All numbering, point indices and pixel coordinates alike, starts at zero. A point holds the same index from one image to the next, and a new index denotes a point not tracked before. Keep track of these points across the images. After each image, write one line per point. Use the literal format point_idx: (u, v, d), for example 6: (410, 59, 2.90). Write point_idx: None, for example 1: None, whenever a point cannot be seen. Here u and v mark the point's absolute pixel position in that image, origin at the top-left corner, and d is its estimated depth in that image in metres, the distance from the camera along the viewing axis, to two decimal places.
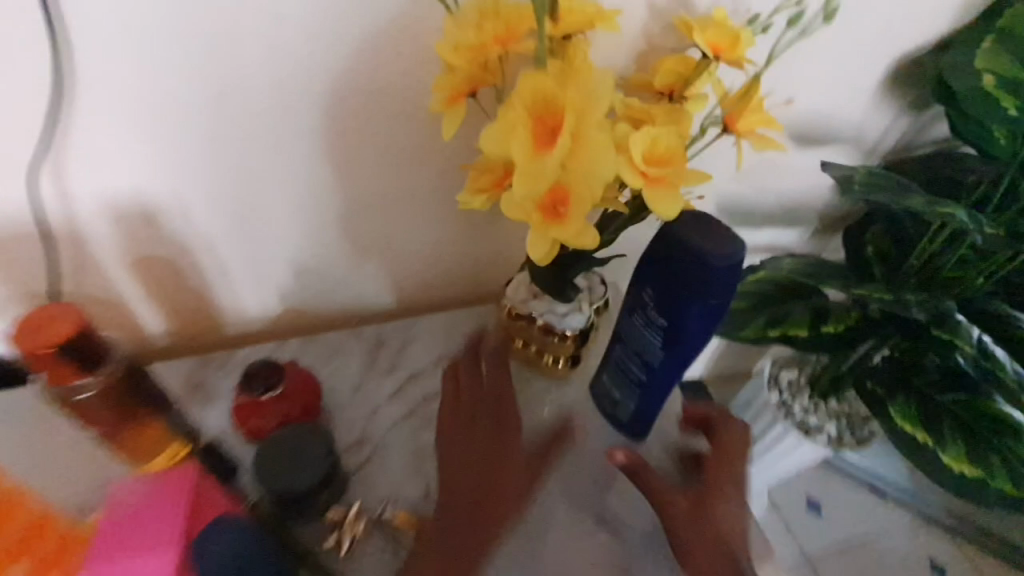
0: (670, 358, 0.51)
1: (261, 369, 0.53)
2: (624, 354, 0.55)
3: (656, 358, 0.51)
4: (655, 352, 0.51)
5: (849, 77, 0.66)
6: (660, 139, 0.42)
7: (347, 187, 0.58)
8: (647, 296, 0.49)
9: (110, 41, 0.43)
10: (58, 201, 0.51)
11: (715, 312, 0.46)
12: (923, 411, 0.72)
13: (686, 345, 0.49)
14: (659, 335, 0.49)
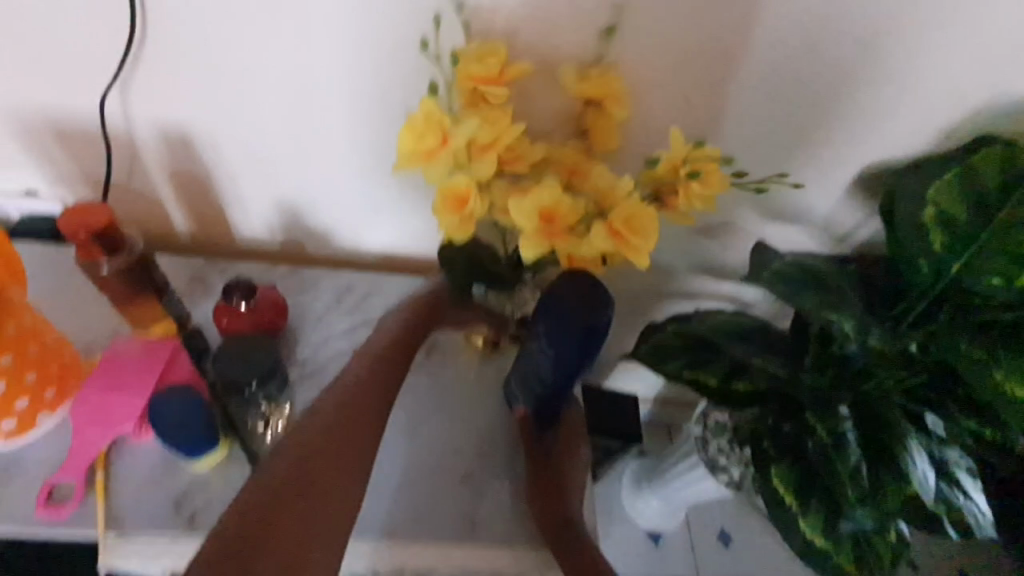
0: (558, 378, 0.60)
1: (243, 285, 0.65)
2: (527, 369, 0.63)
3: (547, 374, 0.60)
4: (546, 370, 0.60)
5: (815, 168, 0.71)
6: (553, 200, 0.51)
7: (342, 154, 0.71)
8: (540, 330, 0.58)
9: (175, 13, 0.57)
10: (121, 120, 0.67)
11: (582, 338, 0.57)
12: (803, 477, 0.72)
13: (568, 369, 0.59)
14: (548, 356, 0.59)
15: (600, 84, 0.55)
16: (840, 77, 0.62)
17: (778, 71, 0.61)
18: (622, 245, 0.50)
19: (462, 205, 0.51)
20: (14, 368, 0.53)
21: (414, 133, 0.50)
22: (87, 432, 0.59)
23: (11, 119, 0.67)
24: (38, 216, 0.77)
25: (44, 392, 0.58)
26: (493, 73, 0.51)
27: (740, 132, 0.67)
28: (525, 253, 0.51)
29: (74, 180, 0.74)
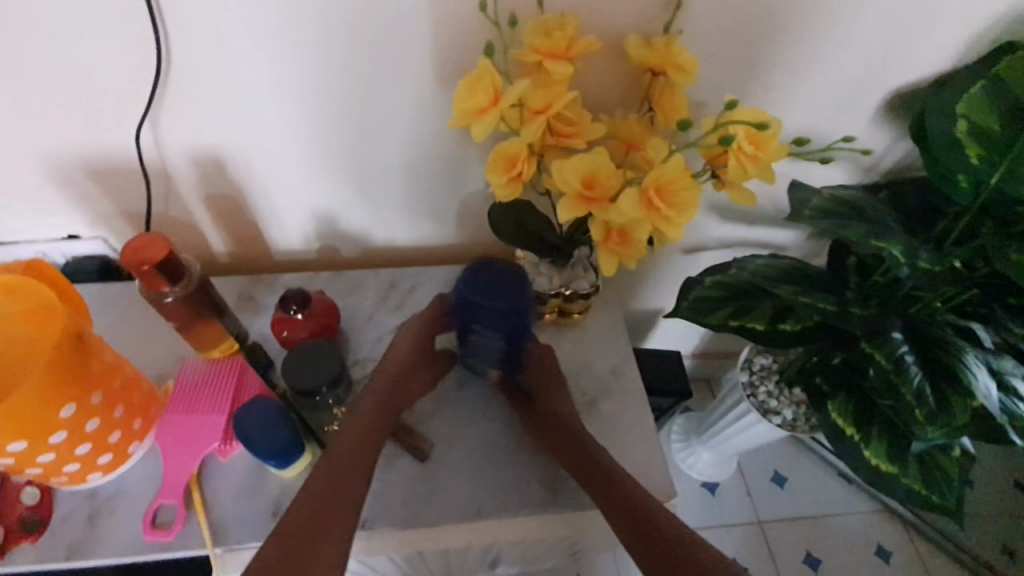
0: (507, 344, 0.63)
1: (298, 295, 0.66)
2: (478, 350, 0.66)
3: (500, 346, 0.64)
4: (496, 343, 0.64)
5: (842, 101, 0.71)
6: (600, 169, 0.50)
7: (369, 156, 0.72)
8: (476, 328, 0.62)
9: (196, 33, 0.57)
10: (154, 148, 0.68)
11: (509, 314, 0.59)
12: (860, 408, 0.79)
13: (499, 336, 0.62)
14: (497, 337, 0.62)
15: (667, 56, 0.54)
16: (859, 4, 0.61)
17: (795, 9, 0.61)
18: (655, 215, 0.47)
19: (513, 166, 0.51)
20: (103, 406, 0.55)
21: (470, 89, 0.46)
22: (177, 456, 0.61)
23: (46, 166, 0.68)
24: (83, 257, 0.80)
25: (132, 423, 0.59)
26: (560, 46, 0.50)
27: (760, 75, 0.67)
28: (560, 212, 0.51)
29: (111, 218, 0.76)
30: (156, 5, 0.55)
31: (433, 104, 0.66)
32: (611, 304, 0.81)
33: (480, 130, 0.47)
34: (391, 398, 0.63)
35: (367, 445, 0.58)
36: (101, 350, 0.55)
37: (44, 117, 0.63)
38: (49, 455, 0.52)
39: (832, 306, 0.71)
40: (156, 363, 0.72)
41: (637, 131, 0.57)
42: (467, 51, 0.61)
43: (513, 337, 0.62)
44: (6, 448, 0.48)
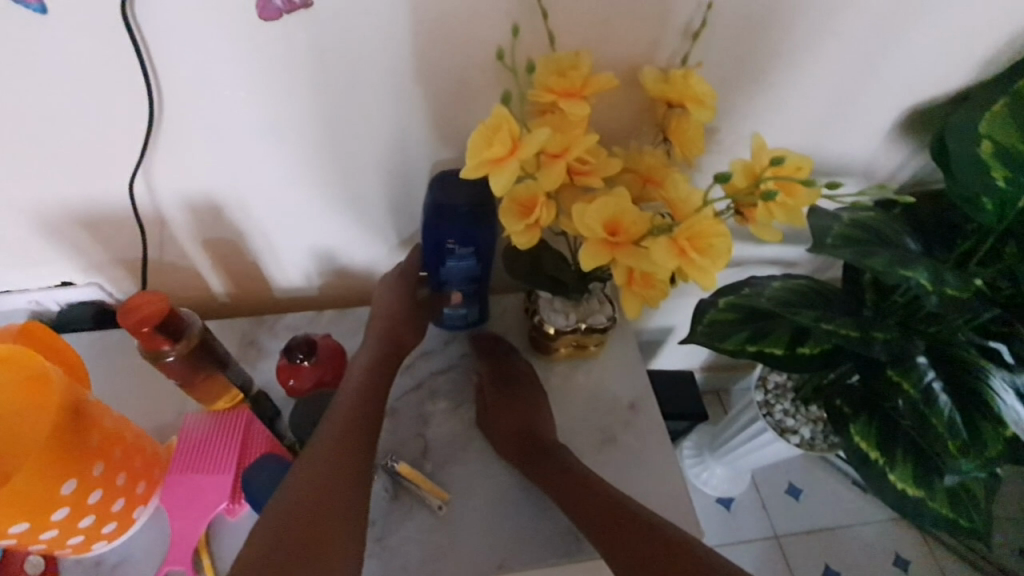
0: (480, 264, 0.65)
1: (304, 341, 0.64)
2: (452, 282, 0.67)
3: (473, 269, 0.65)
4: (470, 267, 0.65)
5: (857, 121, 0.69)
6: (626, 214, 0.48)
7: (372, 193, 0.69)
8: (451, 246, 0.62)
9: (190, 80, 0.55)
10: (148, 196, 0.65)
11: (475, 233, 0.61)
12: (884, 433, 0.77)
13: (478, 255, 0.64)
14: (471, 258, 0.64)
15: (685, 89, 0.52)
16: (872, 28, 0.59)
17: (810, 33, 0.59)
18: (686, 262, 0.45)
19: (530, 213, 0.49)
20: (105, 475, 0.52)
21: (485, 137, 0.45)
22: (185, 517, 0.59)
23: (35, 217, 0.66)
24: (77, 304, 0.77)
25: (136, 489, 0.57)
26: (575, 85, 0.48)
27: (774, 99, 0.64)
28: (584, 260, 0.49)
29: (105, 264, 0.73)
30: (147, 57, 0.53)
31: (437, 141, 0.64)
32: (627, 335, 0.79)
33: (499, 180, 0.44)
34: (369, 388, 0.63)
35: (358, 444, 0.57)
36: (102, 417, 0.52)
37: (33, 169, 0.61)
38: (52, 532, 0.49)
39: (856, 332, 0.69)
40: (157, 416, 0.70)
41: (654, 165, 0.55)
42: (473, 88, 0.59)
43: (484, 256, 0.64)
44: (8, 530, 0.45)
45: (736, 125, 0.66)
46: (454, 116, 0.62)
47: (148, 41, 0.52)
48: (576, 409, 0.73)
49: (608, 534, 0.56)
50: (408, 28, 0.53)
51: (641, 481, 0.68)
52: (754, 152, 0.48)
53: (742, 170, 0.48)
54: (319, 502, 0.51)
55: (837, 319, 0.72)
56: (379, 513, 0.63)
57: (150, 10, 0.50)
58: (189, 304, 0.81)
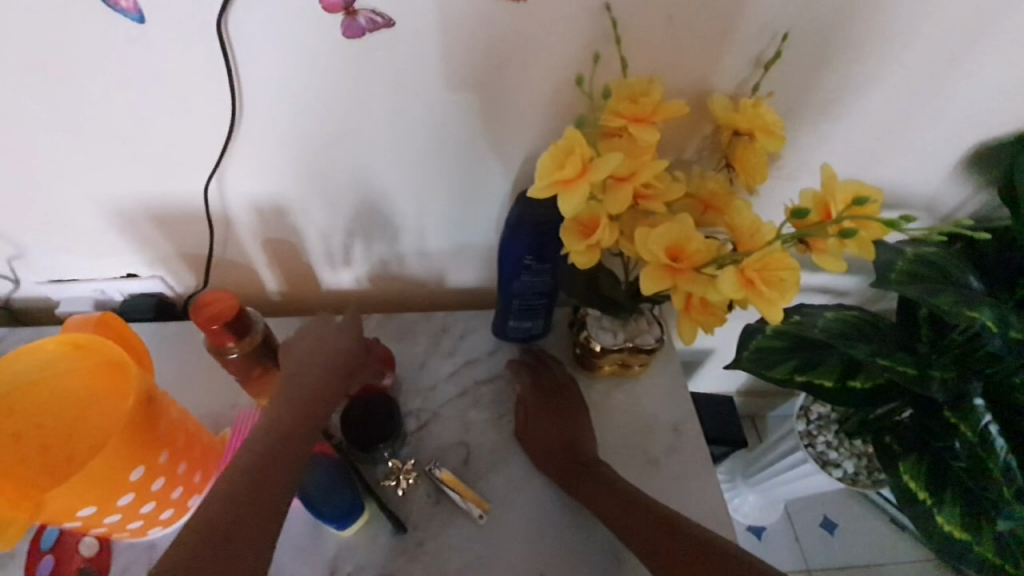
0: (553, 281, 0.66)
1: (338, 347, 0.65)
2: (522, 297, 0.69)
3: (544, 285, 0.67)
4: (543, 283, 0.66)
5: (922, 153, 0.67)
6: (690, 241, 0.48)
7: (427, 203, 0.70)
8: (528, 263, 0.63)
9: (270, 91, 0.58)
10: (219, 198, 0.68)
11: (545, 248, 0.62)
12: (934, 470, 0.73)
13: (553, 273, 0.65)
14: (544, 276, 0.65)
15: (755, 118, 0.53)
16: (946, 61, 0.58)
17: (883, 65, 0.58)
18: (754, 294, 0.45)
19: (592, 234, 0.50)
20: (169, 465, 0.54)
21: (557, 159, 0.46)
22: None
23: (111, 210, 0.69)
24: (139, 294, 0.80)
25: (193, 479, 0.59)
26: (646, 111, 0.49)
27: (839, 128, 0.63)
28: (644, 283, 0.49)
29: (169, 258, 0.76)
30: (233, 65, 0.55)
31: (495, 156, 0.65)
32: (672, 357, 0.79)
33: (567, 204, 0.46)
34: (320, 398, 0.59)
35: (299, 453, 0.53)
36: (169, 409, 0.55)
37: (114, 166, 0.64)
38: (115, 516, 0.52)
39: (913, 370, 0.67)
40: (211, 408, 0.72)
41: (717, 191, 0.55)
42: (537, 107, 0.60)
43: (558, 274, 0.65)
44: (78, 513, 0.48)
45: (798, 153, 0.66)
46: (516, 133, 0.63)
47: (236, 51, 0.54)
48: (617, 428, 0.73)
49: (649, 543, 0.56)
50: (481, 47, 0.55)
51: (681, 505, 0.67)
52: (824, 181, 0.48)
53: (811, 199, 0.48)
54: (249, 513, 0.46)
55: (893, 353, 0.69)
56: (420, 518, 0.64)
57: (241, 22, 0.52)
58: (243, 299, 0.84)
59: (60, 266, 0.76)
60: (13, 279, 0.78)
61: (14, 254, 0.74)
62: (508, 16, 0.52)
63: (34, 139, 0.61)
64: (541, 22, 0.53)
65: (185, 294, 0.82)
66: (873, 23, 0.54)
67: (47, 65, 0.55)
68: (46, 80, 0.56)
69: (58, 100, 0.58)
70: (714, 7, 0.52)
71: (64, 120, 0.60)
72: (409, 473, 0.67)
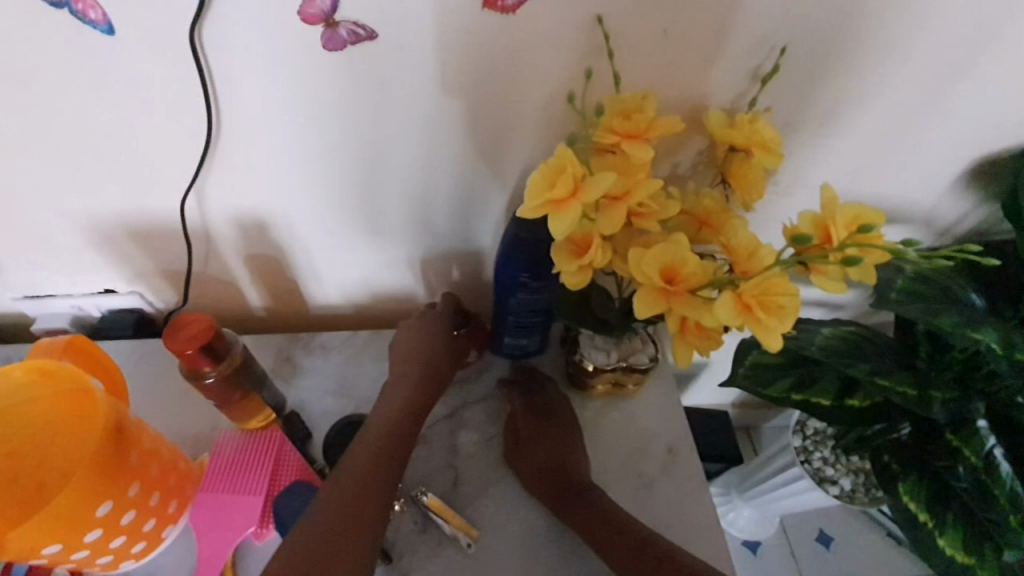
0: (548, 300, 0.64)
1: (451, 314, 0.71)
2: (515, 315, 0.67)
3: (539, 303, 0.65)
4: (537, 302, 0.65)
5: (921, 167, 0.65)
6: (685, 264, 0.46)
7: (415, 218, 0.68)
8: (522, 281, 0.61)
9: (249, 105, 0.55)
10: (198, 213, 0.66)
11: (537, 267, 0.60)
12: (935, 493, 0.70)
13: (546, 291, 0.63)
14: (539, 295, 0.63)
15: (752, 134, 0.51)
16: (946, 75, 0.56)
17: (882, 79, 0.56)
18: (752, 320, 0.43)
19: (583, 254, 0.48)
20: (140, 495, 0.52)
21: (547, 178, 0.44)
22: (215, 539, 0.58)
23: (85, 226, 0.67)
24: (117, 311, 0.78)
25: (167, 509, 0.56)
26: (640, 128, 0.48)
27: (837, 143, 0.62)
28: (637, 306, 0.47)
29: (147, 274, 0.74)
30: (209, 77, 0.53)
31: (485, 171, 0.63)
32: (667, 376, 0.77)
33: (558, 225, 0.44)
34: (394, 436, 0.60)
35: (376, 500, 0.54)
36: (140, 436, 0.52)
37: (88, 182, 0.62)
38: (83, 551, 0.49)
39: (913, 390, 0.65)
40: (190, 430, 0.70)
41: (712, 209, 0.53)
42: (528, 122, 0.58)
43: (553, 293, 0.63)
44: (41, 551, 0.45)
45: (795, 167, 0.64)
46: (506, 148, 0.60)
47: (213, 64, 0.52)
48: (610, 449, 0.71)
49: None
50: (468, 61, 0.53)
51: (677, 530, 0.65)
52: (825, 204, 0.46)
53: (811, 221, 0.46)
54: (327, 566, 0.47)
55: (892, 371, 0.68)
56: (406, 546, 0.62)
57: (217, 34, 0.50)
58: (226, 315, 0.82)
59: (34, 283, 0.74)
60: None
61: None
62: (496, 30, 0.50)
63: (3, 154, 0.58)
64: (531, 35, 0.51)
65: (166, 311, 0.79)
66: (871, 36, 0.53)
67: (14, 79, 0.52)
68: (14, 94, 0.54)
69: (28, 114, 0.55)
70: (709, 21, 0.50)
71: (34, 135, 0.57)
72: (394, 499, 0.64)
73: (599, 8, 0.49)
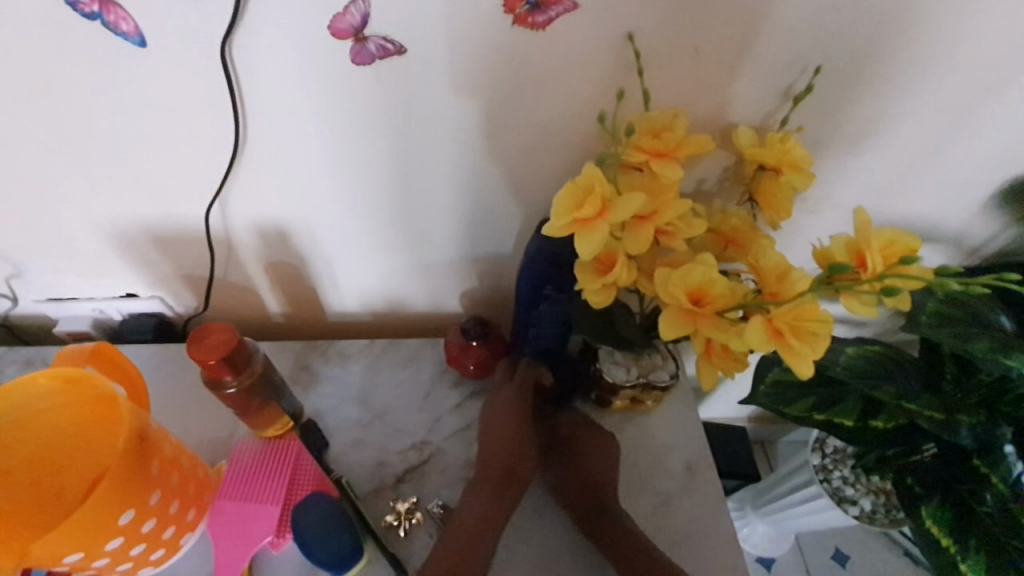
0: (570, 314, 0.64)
1: (474, 322, 0.71)
2: (536, 328, 0.66)
3: (559, 317, 0.65)
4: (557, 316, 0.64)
5: (951, 188, 0.64)
6: (713, 285, 0.46)
7: (435, 228, 0.68)
8: (548, 292, 0.61)
9: (276, 116, 0.56)
10: (221, 220, 0.66)
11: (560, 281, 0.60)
12: (959, 518, 0.69)
13: (568, 305, 0.63)
14: (560, 308, 0.63)
15: (782, 154, 0.50)
16: (981, 96, 0.55)
17: (916, 99, 0.55)
18: (784, 346, 0.43)
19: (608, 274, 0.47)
20: (160, 504, 0.52)
21: (575, 197, 0.44)
22: (232, 545, 0.58)
23: (111, 232, 0.67)
24: (139, 315, 0.78)
25: (185, 517, 0.56)
26: (669, 147, 0.47)
27: (866, 161, 0.61)
28: (664, 328, 0.46)
29: (169, 279, 0.74)
30: (238, 89, 0.53)
31: (507, 185, 0.62)
32: (686, 392, 0.76)
33: (586, 244, 0.44)
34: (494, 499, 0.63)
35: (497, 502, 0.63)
36: (161, 444, 0.52)
37: (115, 189, 0.62)
38: (103, 559, 0.49)
39: (940, 413, 0.64)
40: (208, 436, 0.70)
41: (740, 228, 0.53)
42: (553, 136, 0.57)
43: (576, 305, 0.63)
44: (62, 558, 0.45)
45: (824, 185, 0.63)
46: (530, 161, 0.60)
47: (242, 77, 0.52)
48: (628, 466, 0.70)
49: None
50: (495, 74, 0.52)
51: (694, 550, 0.64)
52: (858, 228, 0.45)
53: (844, 245, 0.45)
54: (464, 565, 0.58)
55: (920, 394, 0.66)
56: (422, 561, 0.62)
57: (247, 48, 0.50)
58: (245, 322, 0.82)
59: (58, 286, 0.74)
60: (11, 297, 0.76)
61: (12, 273, 0.72)
62: (526, 46, 0.50)
63: (33, 161, 0.59)
64: (560, 52, 0.50)
65: (185, 315, 0.80)
66: (906, 55, 0.52)
67: (48, 87, 0.53)
68: (46, 102, 0.54)
69: (60, 121, 0.56)
70: (742, 39, 0.49)
71: (63, 141, 0.58)
72: (411, 512, 0.64)
73: (629, 25, 0.49)
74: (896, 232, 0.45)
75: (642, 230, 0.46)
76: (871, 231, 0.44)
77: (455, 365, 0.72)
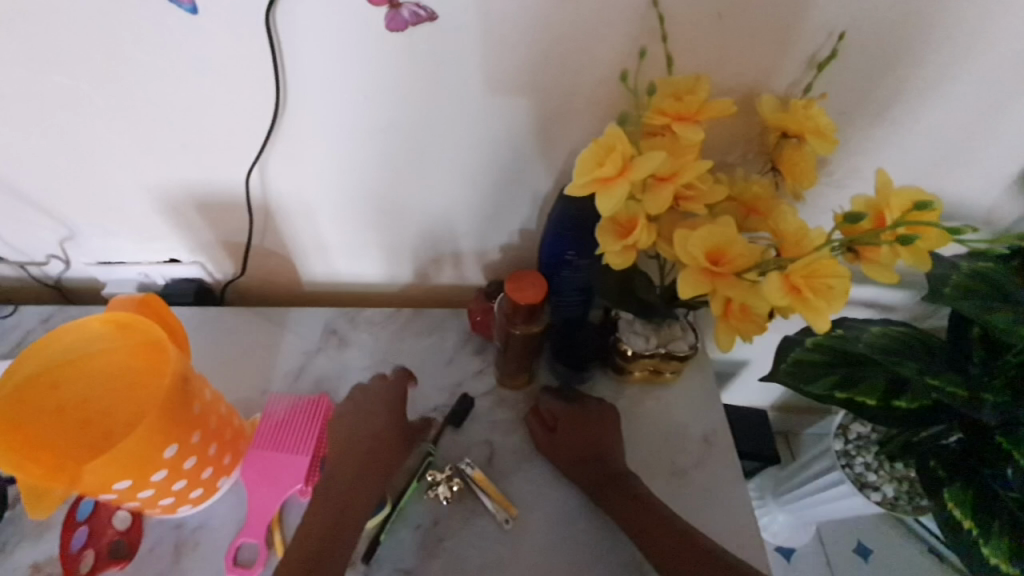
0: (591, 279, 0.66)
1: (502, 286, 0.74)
2: (560, 293, 0.69)
3: (582, 282, 0.68)
4: (580, 280, 0.67)
5: (982, 163, 0.63)
6: (729, 243, 0.47)
7: (462, 198, 0.70)
8: (571, 256, 0.64)
9: (313, 84, 0.59)
10: (260, 187, 0.70)
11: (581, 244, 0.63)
12: (983, 502, 0.67)
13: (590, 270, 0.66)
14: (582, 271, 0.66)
15: (804, 120, 0.50)
16: (1012, 66, 0.54)
17: (945, 70, 0.55)
18: (801, 302, 0.44)
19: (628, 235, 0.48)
20: (200, 444, 0.56)
21: (597, 156, 0.46)
22: (263, 493, 0.61)
23: (157, 196, 0.71)
24: (180, 279, 0.83)
25: (222, 459, 0.60)
26: (690, 110, 0.48)
27: (893, 135, 0.60)
28: (683, 286, 0.47)
29: (210, 245, 0.78)
30: (279, 57, 0.56)
31: (531, 154, 0.64)
32: (706, 367, 0.77)
33: (606, 201, 0.45)
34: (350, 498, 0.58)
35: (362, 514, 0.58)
36: (202, 390, 0.56)
37: (162, 153, 0.66)
38: (148, 491, 0.53)
39: (963, 391, 0.63)
40: (242, 392, 0.74)
41: (760, 195, 0.53)
42: (578, 104, 0.59)
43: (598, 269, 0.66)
44: (112, 485, 0.49)
45: (849, 157, 0.63)
46: (555, 131, 0.62)
47: (284, 45, 0.56)
48: (645, 436, 0.71)
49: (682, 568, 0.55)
50: (522, 42, 0.54)
51: (709, 519, 0.65)
52: (879, 188, 0.46)
53: (864, 205, 0.46)
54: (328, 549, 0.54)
55: (943, 372, 0.65)
56: (442, 516, 0.64)
57: (288, 17, 0.53)
58: (279, 290, 0.86)
59: (107, 249, 0.79)
60: (64, 260, 0.81)
61: (66, 236, 0.77)
62: (552, 12, 0.52)
63: (89, 125, 0.64)
64: (585, 19, 0.52)
65: (223, 281, 0.84)
66: (935, 22, 0.51)
67: (105, 53, 0.57)
68: (103, 67, 0.58)
69: (113, 85, 0.60)
70: (766, 5, 0.50)
71: (117, 106, 0.62)
72: (450, 479, 0.65)
73: None
74: (914, 191, 0.46)
75: (660, 190, 0.47)
76: (889, 186, 0.45)
77: (481, 328, 0.75)
